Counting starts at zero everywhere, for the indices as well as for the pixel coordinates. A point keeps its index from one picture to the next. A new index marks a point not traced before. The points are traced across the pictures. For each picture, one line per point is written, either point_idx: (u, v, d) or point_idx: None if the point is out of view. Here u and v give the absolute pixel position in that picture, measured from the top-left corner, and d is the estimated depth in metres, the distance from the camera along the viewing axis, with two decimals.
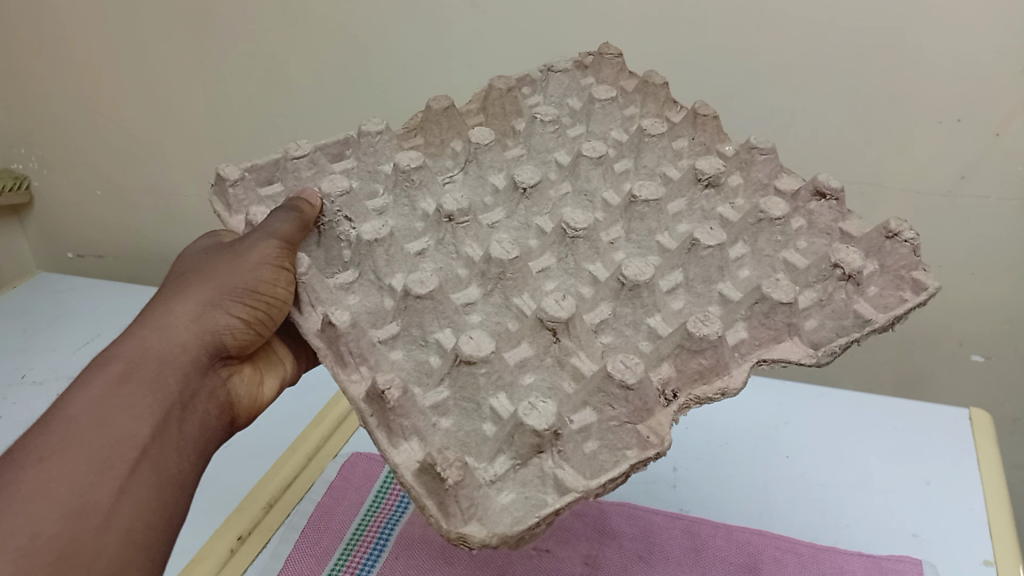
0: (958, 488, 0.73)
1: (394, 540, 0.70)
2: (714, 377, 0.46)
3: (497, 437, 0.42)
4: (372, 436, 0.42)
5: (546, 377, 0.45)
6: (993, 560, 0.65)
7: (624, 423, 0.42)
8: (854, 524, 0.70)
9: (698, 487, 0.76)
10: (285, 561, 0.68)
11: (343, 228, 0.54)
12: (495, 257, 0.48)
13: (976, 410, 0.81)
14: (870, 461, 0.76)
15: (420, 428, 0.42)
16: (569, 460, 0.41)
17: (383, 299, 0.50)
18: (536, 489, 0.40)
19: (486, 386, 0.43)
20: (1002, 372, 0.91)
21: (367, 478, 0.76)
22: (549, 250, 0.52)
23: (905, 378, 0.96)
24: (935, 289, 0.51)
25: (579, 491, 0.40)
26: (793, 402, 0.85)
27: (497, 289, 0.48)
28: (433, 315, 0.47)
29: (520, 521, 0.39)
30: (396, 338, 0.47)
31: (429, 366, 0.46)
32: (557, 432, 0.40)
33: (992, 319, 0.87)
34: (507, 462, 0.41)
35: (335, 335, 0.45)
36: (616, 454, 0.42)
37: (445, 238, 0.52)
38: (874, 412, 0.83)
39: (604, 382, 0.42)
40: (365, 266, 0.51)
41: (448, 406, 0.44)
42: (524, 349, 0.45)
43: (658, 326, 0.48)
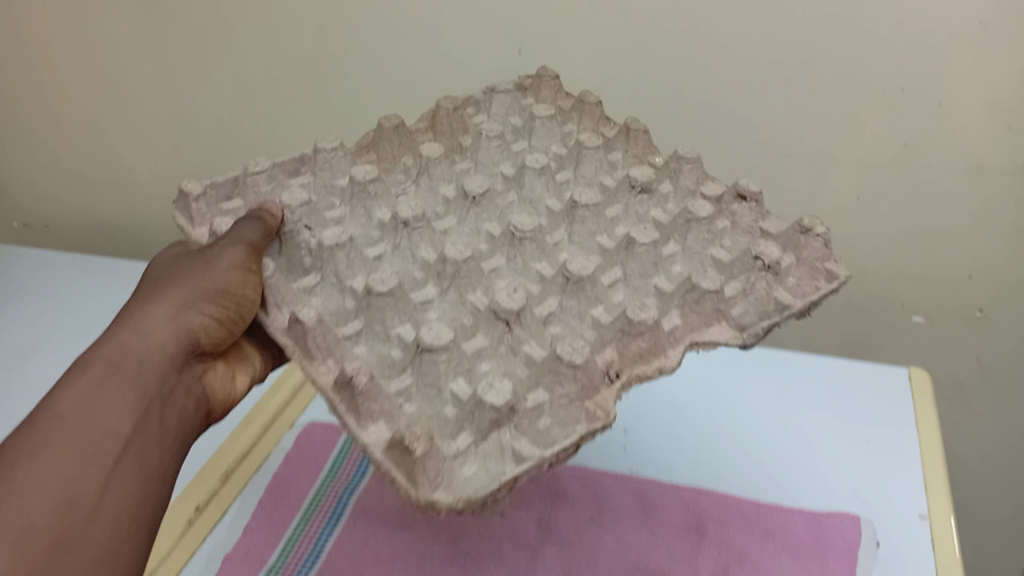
0: (893, 447, 0.76)
1: (352, 510, 0.71)
2: (651, 358, 0.49)
3: (458, 416, 0.43)
4: (340, 421, 0.43)
5: (501, 364, 0.46)
6: (928, 515, 0.68)
7: (573, 400, 0.44)
8: (794, 484, 0.73)
9: (649, 449, 0.77)
10: (243, 531, 0.69)
11: (303, 236, 0.54)
12: (450, 257, 0.51)
13: (915, 372, 0.84)
14: (812, 422, 0.79)
15: (387, 410, 0.43)
16: (525, 433, 0.42)
17: (346, 300, 0.51)
18: (496, 461, 0.41)
19: (446, 372, 0.45)
20: (939, 334, 0.94)
21: (324, 448, 0.77)
22: (499, 252, 0.54)
23: (848, 344, 0.98)
24: (845, 277, 0.54)
25: (536, 458, 0.41)
26: (741, 365, 0.87)
27: (452, 287, 0.51)
28: (395, 310, 0.49)
29: (484, 487, 0.40)
30: (359, 334, 0.48)
31: (392, 358, 0.47)
32: (513, 408, 0.43)
33: (931, 283, 0.90)
34: (469, 438, 0.42)
35: (303, 330, 0.47)
36: (568, 429, 0.43)
37: (402, 243, 0.54)
38: (817, 376, 0.85)
39: (552, 363, 0.45)
40: (328, 270, 0.52)
41: (411, 393, 0.45)
42: (480, 339, 0.48)
43: (601, 315, 0.49)
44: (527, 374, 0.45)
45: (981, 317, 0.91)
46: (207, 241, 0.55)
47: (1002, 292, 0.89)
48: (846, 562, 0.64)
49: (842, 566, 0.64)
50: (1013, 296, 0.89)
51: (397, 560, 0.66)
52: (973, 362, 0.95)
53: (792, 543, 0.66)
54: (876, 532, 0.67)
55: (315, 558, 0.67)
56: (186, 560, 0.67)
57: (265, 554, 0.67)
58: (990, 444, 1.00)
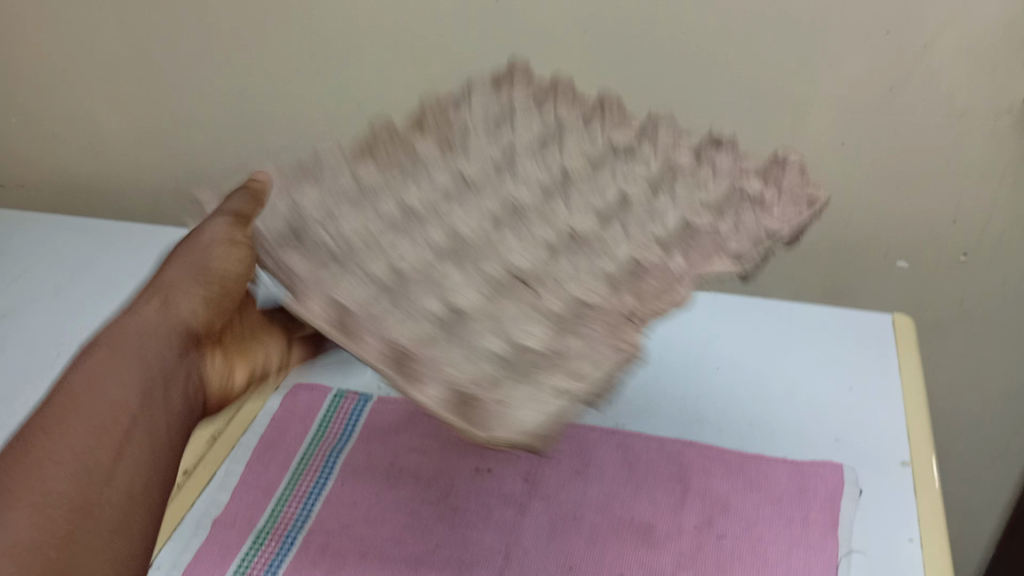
0: (876, 394, 0.76)
1: (340, 470, 0.71)
2: (655, 299, 0.50)
3: (502, 371, 0.43)
4: (388, 385, 0.42)
5: (526, 327, 0.47)
6: (909, 461, 0.69)
7: (603, 339, 0.46)
8: (777, 432, 0.73)
9: (634, 401, 0.78)
10: (232, 493, 0.69)
11: (310, 217, 0.53)
12: (464, 238, 0.54)
13: (899, 317, 0.84)
14: (796, 371, 0.79)
15: (433, 375, 0.42)
16: (567, 373, 0.43)
17: (365, 273, 0.49)
18: (544, 401, 0.41)
19: (480, 335, 0.46)
20: (923, 279, 0.94)
21: (311, 408, 0.77)
22: (504, 225, 0.56)
23: (831, 290, 0.98)
24: (824, 202, 0.58)
25: (584, 392, 0.42)
26: (725, 314, 0.87)
27: (469, 259, 0.53)
28: (423, 286, 0.50)
29: (541, 420, 0.40)
30: (389, 301, 0.48)
31: (425, 323, 0.47)
32: (555, 356, 0.44)
33: (915, 229, 0.90)
34: (516, 387, 0.42)
35: (337, 314, 0.45)
36: (603, 362, 0.44)
37: (410, 224, 0.55)
38: (800, 325, 0.85)
39: (578, 319, 0.47)
40: (342, 241, 0.52)
41: (452, 350, 0.45)
42: (503, 304, 0.49)
43: (609, 266, 0.52)
44: (546, 336, 0.46)
45: (965, 262, 0.91)
46: (212, 243, 0.56)
47: (985, 236, 0.88)
48: (827, 509, 0.65)
49: (824, 513, 0.65)
50: (997, 240, 0.88)
51: (386, 518, 0.67)
52: (957, 307, 0.95)
53: (773, 491, 0.67)
54: (858, 479, 0.68)
55: (305, 518, 0.67)
56: (177, 522, 0.67)
57: (255, 516, 0.67)
58: (971, 386, 1.01)
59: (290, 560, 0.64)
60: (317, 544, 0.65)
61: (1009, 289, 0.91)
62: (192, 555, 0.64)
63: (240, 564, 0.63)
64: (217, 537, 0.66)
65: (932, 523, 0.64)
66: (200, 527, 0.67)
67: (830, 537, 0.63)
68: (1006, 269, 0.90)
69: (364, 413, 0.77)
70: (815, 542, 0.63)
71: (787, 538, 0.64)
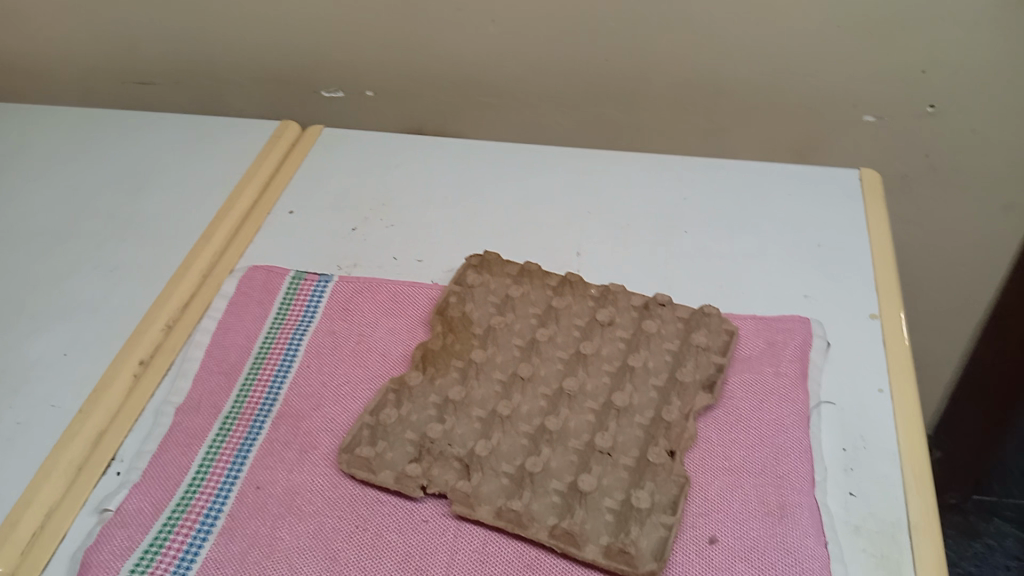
0: (845, 250, 0.76)
1: (305, 350, 0.69)
2: (683, 373, 0.63)
3: (613, 516, 0.55)
4: (550, 545, 0.54)
5: (612, 437, 0.59)
6: (878, 314, 0.69)
7: (674, 416, 0.60)
8: (746, 291, 0.72)
9: (603, 266, 0.76)
10: (194, 379, 0.67)
11: (428, 406, 0.62)
12: (544, 374, 0.64)
13: (866, 171, 0.83)
14: (764, 230, 0.78)
15: (585, 535, 0.54)
16: (659, 491, 0.56)
17: (480, 418, 0.61)
18: (655, 512, 0.55)
19: (586, 470, 0.57)
20: (890, 132, 0.92)
21: (269, 288, 0.74)
22: (571, 318, 0.68)
23: (797, 145, 0.96)
24: None
25: (682, 493, 0.55)
26: (692, 176, 0.85)
27: (561, 396, 0.62)
28: (530, 437, 0.60)
29: (669, 526, 0.54)
30: (504, 453, 0.59)
31: (549, 486, 0.57)
32: (658, 501, 0.55)
33: (885, 79, 0.88)
34: (617, 514, 0.55)
35: (488, 502, 0.56)
36: (683, 441, 0.58)
37: (500, 357, 0.65)
38: (767, 183, 0.84)
39: (662, 435, 0.59)
40: (460, 416, 0.61)
41: (568, 502, 0.56)
42: (591, 413, 0.61)
43: (642, 316, 0.68)
44: (629, 470, 0.57)
45: (932, 113, 0.90)
46: None
47: (955, 85, 0.87)
48: (798, 363, 0.65)
49: (795, 367, 0.65)
50: (966, 88, 0.87)
51: (356, 397, 0.65)
52: (923, 160, 0.94)
53: (742, 350, 0.66)
54: (826, 332, 0.68)
55: (273, 400, 0.65)
56: (139, 413, 0.66)
57: (220, 401, 0.65)
58: (934, 240, 1.02)
59: (260, 442, 0.62)
60: (287, 426, 0.63)
61: (975, 139, 0.91)
62: (158, 445, 0.63)
63: (209, 450, 0.62)
64: (183, 424, 0.64)
65: (901, 372, 0.64)
66: (162, 415, 0.65)
67: (800, 390, 0.63)
68: (973, 118, 0.89)
69: (327, 290, 0.73)
70: (786, 395, 0.63)
71: (758, 392, 0.63)
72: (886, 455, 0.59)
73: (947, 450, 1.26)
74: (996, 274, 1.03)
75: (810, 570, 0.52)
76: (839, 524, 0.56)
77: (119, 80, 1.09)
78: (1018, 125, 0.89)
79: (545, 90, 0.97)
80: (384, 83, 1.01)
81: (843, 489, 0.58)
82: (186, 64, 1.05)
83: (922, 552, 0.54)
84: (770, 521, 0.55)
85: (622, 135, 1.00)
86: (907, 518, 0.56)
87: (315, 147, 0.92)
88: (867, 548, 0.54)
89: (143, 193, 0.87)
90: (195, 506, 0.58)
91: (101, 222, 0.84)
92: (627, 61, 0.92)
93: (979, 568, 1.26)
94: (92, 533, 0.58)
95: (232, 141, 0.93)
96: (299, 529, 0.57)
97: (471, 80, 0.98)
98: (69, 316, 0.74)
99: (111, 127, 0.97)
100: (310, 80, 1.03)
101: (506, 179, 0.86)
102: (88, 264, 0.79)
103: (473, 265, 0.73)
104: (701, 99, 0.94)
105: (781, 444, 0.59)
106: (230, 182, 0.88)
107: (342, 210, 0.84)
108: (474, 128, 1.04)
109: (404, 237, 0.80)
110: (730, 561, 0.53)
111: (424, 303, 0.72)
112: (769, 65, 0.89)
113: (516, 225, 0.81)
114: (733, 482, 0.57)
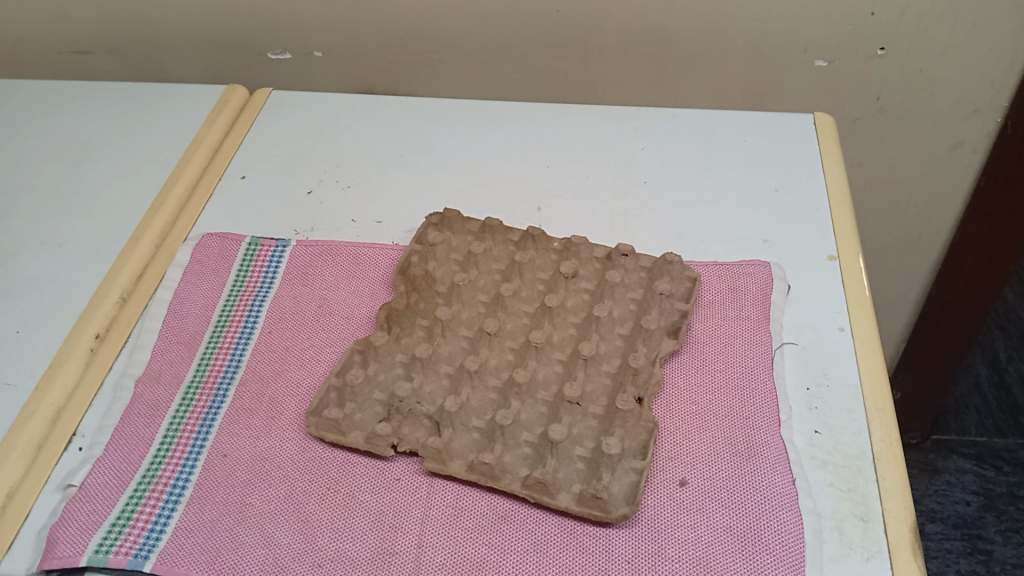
0: (801, 193, 0.76)
1: (266, 316, 0.67)
2: (649, 321, 0.63)
3: (585, 464, 0.55)
4: (523, 497, 0.54)
5: (580, 387, 0.59)
6: (836, 255, 0.70)
7: (640, 364, 0.60)
8: (707, 238, 0.73)
9: (564, 220, 0.75)
10: (152, 351, 0.66)
11: (395, 366, 0.62)
12: (510, 329, 0.64)
13: (820, 115, 0.84)
14: (721, 176, 0.79)
15: (558, 485, 0.54)
16: (629, 437, 0.56)
17: (448, 375, 0.61)
18: (626, 459, 0.55)
19: (556, 421, 0.58)
20: (841, 76, 0.93)
21: (225, 256, 0.72)
22: (535, 272, 0.68)
23: (750, 93, 0.96)
24: None
25: (652, 439, 0.56)
26: (648, 126, 0.85)
27: (529, 349, 0.62)
28: (499, 392, 0.59)
29: (639, 472, 0.54)
30: (473, 409, 0.59)
31: (520, 438, 0.57)
32: (628, 448, 0.56)
33: (834, 22, 0.88)
34: (588, 462, 0.55)
35: (460, 457, 0.56)
36: (650, 388, 0.59)
37: (465, 314, 0.65)
38: (723, 131, 0.84)
39: (630, 383, 0.59)
40: (428, 373, 0.61)
41: (539, 453, 0.56)
42: (558, 365, 0.61)
43: (606, 268, 0.68)
44: (599, 419, 0.58)
45: (881, 55, 0.90)
46: None
47: (902, 27, 0.87)
48: (760, 306, 0.66)
49: (757, 310, 0.65)
50: (914, 28, 0.87)
51: (321, 360, 0.64)
52: (873, 103, 0.95)
53: (705, 295, 0.67)
54: (786, 275, 0.69)
55: (235, 367, 0.64)
56: (98, 388, 0.64)
57: (181, 371, 0.64)
58: (887, 183, 1.03)
59: (224, 411, 0.61)
60: (252, 392, 0.62)
61: (923, 80, 0.92)
62: (119, 418, 0.62)
63: (172, 421, 0.61)
64: (143, 396, 0.63)
65: (860, 310, 0.65)
66: (122, 388, 0.63)
67: (763, 332, 0.64)
68: (920, 60, 0.90)
69: (285, 255, 0.72)
70: (749, 338, 0.63)
71: (722, 336, 0.64)
72: (849, 391, 0.60)
73: (905, 391, 1.29)
74: (947, 214, 1.05)
75: (779, 505, 0.54)
76: (805, 460, 0.57)
77: (54, 50, 1.05)
78: (963, 65, 0.90)
79: (496, 45, 0.96)
80: (331, 43, 0.99)
81: (809, 426, 0.59)
82: (123, 31, 1.01)
83: (887, 482, 0.55)
84: (739, 461, 0.56)
85: (576, 88, 0.99)
86: (871, 450, 0.57)
87: (264, 110, 0.90)
88: (834, 482, 0.56)
89: (87, 165, 0.85)
90: (161, 477, 0.57)
91: (45, 196, 0.81)
92: (577, 12, 0.91)
93: (940, 505, 1.30)
94: (57, 510, 0.57)
95: (179, 108, 0.91)
96: (270, 494, 0.56)
97: (420, 37, 0.96)
98: (18, 294, 0.72)
99: (49, 98, 0.93)
100: (254, 42, 1.00)
101: (461, 136, 0.85)
102: (35, 240, 0.77)
103: (434, 223, 0.72)
104: (652, 48, 0.93)
105: (746, 386, 0.60)
106: (178, 150, 0.85)
107: (296, 174, 0.82)
108: (426, 86, 1.02)
109: (361, 199, 0.79)
110: (701, 502, 0.54)
111: (386, 264, 0.71)
112: (720, 13, 0.89)
113: (475, 183, 0.80)
114: (701, 425, 0.58)
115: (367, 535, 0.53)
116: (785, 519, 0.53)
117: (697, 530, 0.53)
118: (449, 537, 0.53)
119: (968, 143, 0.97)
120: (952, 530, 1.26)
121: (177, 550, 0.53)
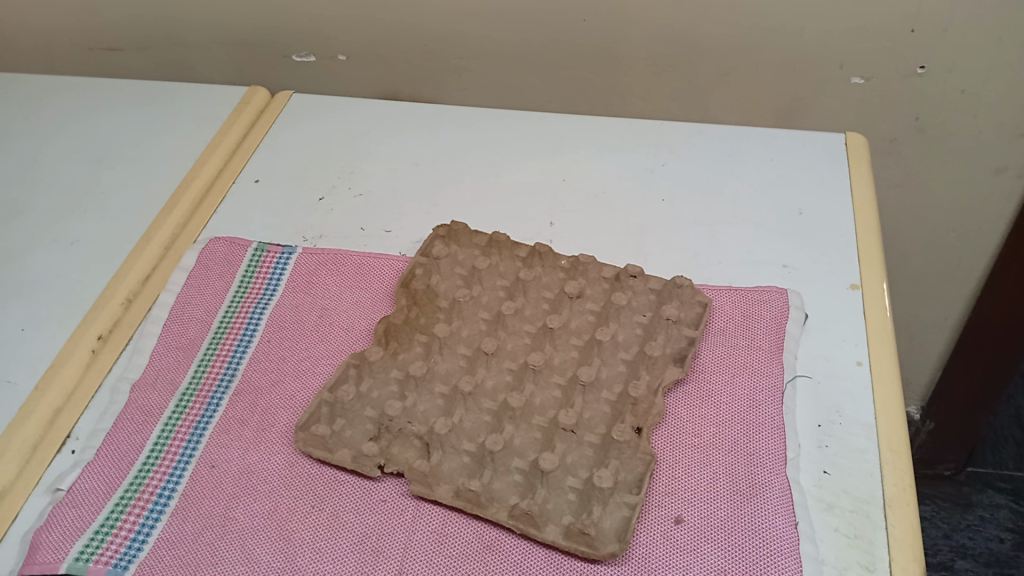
0: (826, 216, 0.73)
1: (266, 324, 0.67)
2: (654, 347, 0.61)
3: (576, 496, 0.53)
4: (510, 527, 0.52)
5: (577, 414, 0.57)
6: (859, 283, 0.67)
7: (641, 394, 0.58)
8: (723, 261, 0.70)
9: (576, 236, 0.73)
10: (151, 355, 0.65)
11: (389, 383, 0.60)
12: (510, 350, 0.62)
13: (851, 135, 0.80)
14: (742, 196, 0.76)
15: (546, 516, 0.52)
16: (625, 470, 0.54)
17: (442, 395, 0.59)
18: (619, 492, 0.53)
19: (549, 448, 0.55)
20: (877, 94, 0.89)
21: (230, 261, 0.72)
22: (540, 291, 0.66)
23: (782, 108, 0.93)
24: None
25: (647, 472, 0.53)
26: (670, 141, 0.82)
27: (527, 372, 0.60)
28: (493, 415, 0.58)
29: (631, 507, 0.52)
30: (465, 431, 0.57)
31: (511, 465, 0.55)
32: (622, 481, 0.53)
33: (872, 37, 0.84)
34: (580, 494, 0.53)
35: (447, 482, 0.54)
36: (650, 417, 0.56)
37: (465, 332, 0.63)
38: (747, 148, 0.81)
39: (630, 413, 0.57)
40: (422, 393, 0.59)
41: (530, 482, 0.54)
42: (555, 390, 0.59)
43: (614, 290, 0.65)
44: (595, 448, 0.55)
45: (921, 73, 0.86)
46: None
47: (944, 45, 0.84)
48: (773, 335, 0.63)
49: (770, 339, 0.62)
50: (956, 46, 0.84)
51: (316, 371, 0.63)
52: (912, 123, 0.91)
53: (716, 322, 0.64)
54: (803, 303, 0.65)
55: (231, 375, 0.63)
56: (95, 390, 0.64)
57: (177, 377, 0.63)
58: (925, 206, 0.99)
59: (216, 420, 0.60)
60: (245, 403, 0.61)
61: (965, 100, 0.88)
62: (112, 422, 0.61)
63: (164, 428, 0.60)
64: (138, 401, 0.62)
65: (880, 343, 0.62)
66: (118, 392, 0.63)
67: (774, 363, 0.61)
68: (962, 79, 0.86)
69: (290, 262, 0.71)
70: (758, 368, 0.61)
71: (730, 365, 0.61)
72: (862, 429, 0.57)
73: (939, 421, 1.24)
74: (988, 241, 1.01)
75: (779, 550, 0.51)
76: (811, 501, 0.54)
77: (84, 47, 1.06)
78: (1010, 85, 0.86)
79: (521, 53, 0.94)
80: (355, 46, 0.98)
81: (817, 465, 0.56)
82: (151, 29, 1.02)
83: (898, 530, 0.52)
84: (739, 499, 0.53)
85: (601, 98, 0.96)
86: (882, 495, 0.54)
87: (283, 114, 0.90)
88: (839, 527, 0.52)
89: (106, 164, 0.85)
90: (148, 486, 0.56)
91: (62, 194, 0.82)
92: (603, 21, 0.88)
93: (971, 541, 1.24)
94: (44, 513, 0.56)
95: (200, 110, 0.91)
96: (254, 508, 0.55)
97: (444, 42, 0.95)
98: (26, 292, 0.72)
99: (74, 95, 0.94)
100: (278, 43, 1.00)
101: (478, 145, 0.83)
102: (48, 238, 0.77)
103: (441, 236, 0.71)
104: (680, 60, 0.90)
105: (752, 419, 0.58)
106: (195, 152, 0.85)
107: (309, 179, 0.81)
108: (449, 92, 1.01)
109: (371, 207, 0.78)
110: (695, 541, 0.51)
111: (390, 275, 0.70)
112: (750, 27, 0.86)
113: (488, 194, 0.78)
114: (701, 458, 0.56)
115: (348, 557, 0.52)
116: (784, 565, 0.50)
117: (689, 572, 0.50)
118: (431, 565, 0.51)
119: (1011, 167, 0.93)
120: (983, 568, 1.21)
121: (157, 562, 0.53)
